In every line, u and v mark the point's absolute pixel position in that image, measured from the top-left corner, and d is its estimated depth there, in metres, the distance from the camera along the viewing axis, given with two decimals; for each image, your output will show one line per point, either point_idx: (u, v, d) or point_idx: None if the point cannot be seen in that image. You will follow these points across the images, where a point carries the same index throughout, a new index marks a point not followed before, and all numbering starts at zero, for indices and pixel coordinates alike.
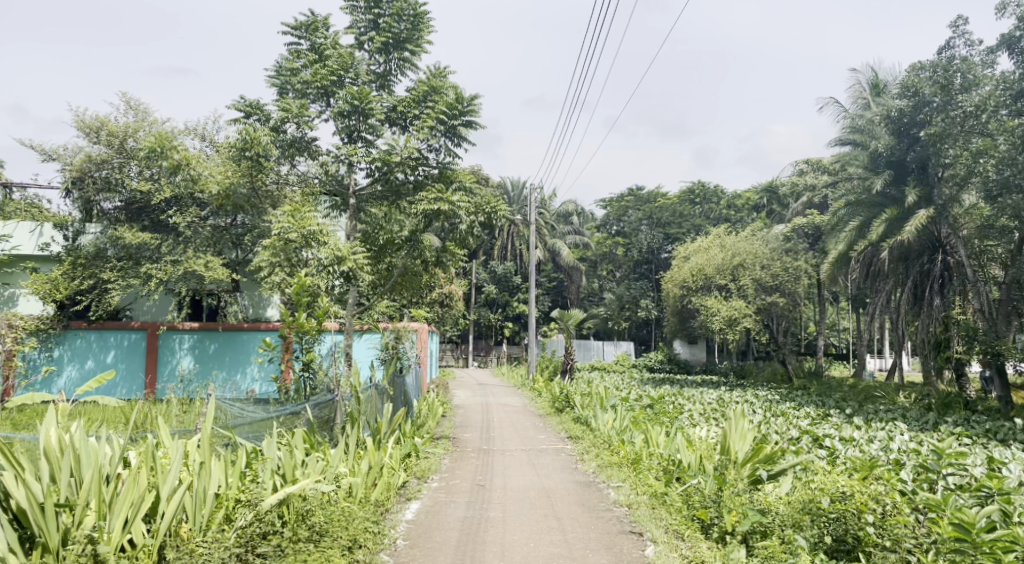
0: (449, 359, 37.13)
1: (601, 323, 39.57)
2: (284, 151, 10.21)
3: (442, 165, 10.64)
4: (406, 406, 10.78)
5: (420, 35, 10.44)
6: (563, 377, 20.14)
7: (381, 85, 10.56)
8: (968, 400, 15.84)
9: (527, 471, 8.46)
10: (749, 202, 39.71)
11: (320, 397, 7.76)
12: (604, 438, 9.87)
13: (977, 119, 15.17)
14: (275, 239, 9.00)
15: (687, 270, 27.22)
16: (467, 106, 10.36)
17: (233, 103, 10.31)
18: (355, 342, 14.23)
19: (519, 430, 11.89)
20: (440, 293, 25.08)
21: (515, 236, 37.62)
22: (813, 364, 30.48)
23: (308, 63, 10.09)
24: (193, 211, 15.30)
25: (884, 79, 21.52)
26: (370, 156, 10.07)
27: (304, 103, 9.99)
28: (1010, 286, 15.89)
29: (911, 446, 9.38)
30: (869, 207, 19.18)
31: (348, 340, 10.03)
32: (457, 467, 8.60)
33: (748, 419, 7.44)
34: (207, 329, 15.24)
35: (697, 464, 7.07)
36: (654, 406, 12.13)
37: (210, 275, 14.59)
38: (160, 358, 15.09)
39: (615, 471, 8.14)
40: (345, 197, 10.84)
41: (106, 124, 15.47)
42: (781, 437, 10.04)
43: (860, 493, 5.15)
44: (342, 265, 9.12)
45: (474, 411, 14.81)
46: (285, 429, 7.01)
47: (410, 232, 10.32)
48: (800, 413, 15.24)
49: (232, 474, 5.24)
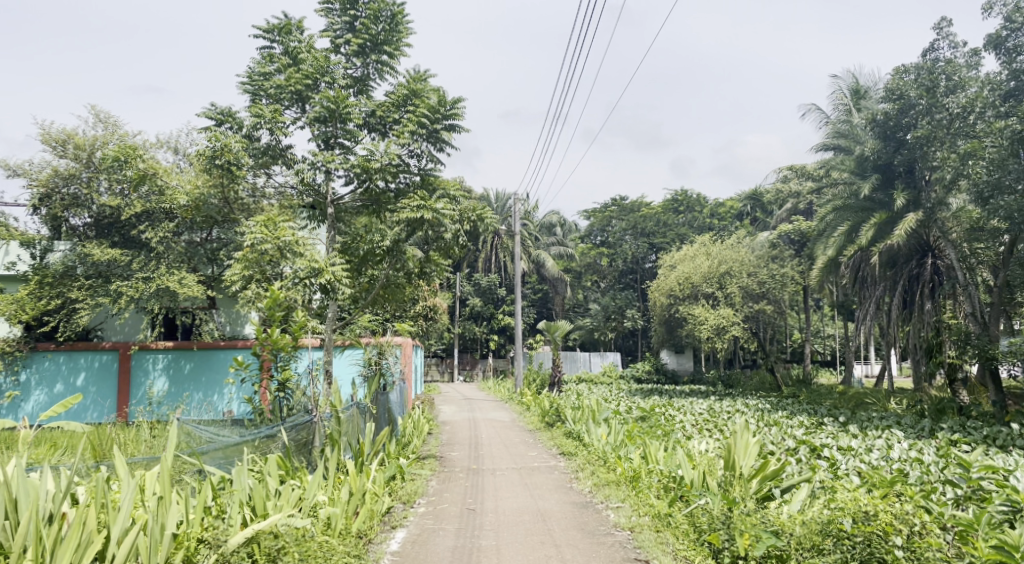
0: (434, 374, 36.55)
1: (587, 333, 39.26)
2: (257, 159, 9.72)
3: (424, 172, 10.24)
4: (391, 424, 10.27)
5: (399, 37, 10.06)
6: (551, 390, 19.78)
7: (360, 90, 10.15)
8: (963, 406, 15.62)
9: (520, 492, 7.98)
10: (733, 211, 39.76)
11: (296, 418, 7.21)
12: (599, 454, 9.45)
13: (965, 121, 15.61)
14: (247, 252, 8.46)
15: (673, 278, 26.75)
16: (449, 110, 10.03)
17: (203, 111, 9.82)
18: (336, 359, 13.67)
19: (509, 447, 11.40)
20: (425, 306, 24.54)
21: (500, 247, 37.25)
22: (800, 371, 30.43)
23: (282, 67, 9.67)
24: (165, 226, 14.71)
25: (865, 85, 21.56)
26: (348, 163, 9.55)
27: (277, 108, 9.49)
28: (1001, 289, 15.79)
29: (912, 455, 9.09)
30: (856, 212, 18.84)
31: (327, 357, 9.50)
32: (446, 490, 8.09)
33: (752, 430, 7.03)
34: (182, 348, 14.60)
35: (700, 481, 6.64)
36: (647, 418, 11.77)
37: (185, 292, 14.04)
38: (133, 379, 14.45)
39: (613, 490, 7.71)
40: (323, 207, 10.25)
41: (74, 137, 15.02)
42: (778, 448, 9.74)
43: (885, 513, 4.79)
44: (319, 277, 8.58)
45: (461, 427, 14.34)
46: (259, 454, 6.49)
47: (391, 242, 9.84)
48: (793, 421, 14.92)
49: (196, 506, 4.74)
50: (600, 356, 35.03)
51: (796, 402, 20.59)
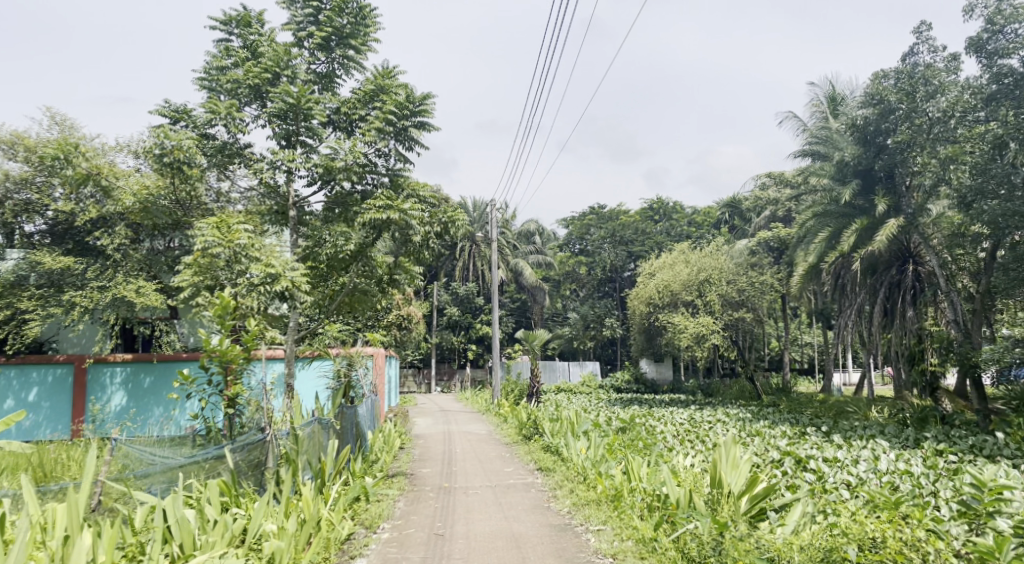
0: (410, 385, 35.85)
1: (566, 342, 38.85)
2: (215, 160, 9.13)
3: (392, 172, 9.74)
4: (357, 441, 9.66)
5: (366, 31, 9.57)
6: (529, 401, 19.28)
7: (324, 87, 9.65)
8: (945, 414, 15.42)
9: (493, 514, 7.42)
10: (710, 219, 39.73)
11: (247, 436, 6.57)
12: (578, 470, 8.94)
13: (946, 126, 15.18)
14: (198, 257, 7.89)
15: (653, 286, 26.49)
16: (418, 107, 9.56)
17: (156, 107, 9.21)
18: (300, 372, 12.92)
19: (483, 463, 10.83)
20: (400, 316, 23.91)
21: (477, 256, 36.76)
22: (779, 380, 30.30)
23: (240, 61, 9.16)
24: (122, 232, 13.99)
25: (842, 92, 21.56)
26: (310, 163, 9.00)
27: (234, 103, 8.92)
28: (983, 296, 15.69)
29: (899, 467, 8.80)
30: (836, 218, 18.66)
31: (288, 369, 8.92)
32: (413, 513, 7.51)
33: (740, 445, 6.61)
34: (141, 361, 13.78)
35: (686, 501, 6.17)
36: (628, 429, 11.33)
37: (142, 301, 13.30)
38: (89, 394, 13.61)
39: (593, 510, 7.20)
40: (285, 209, 9.70)
41: (24, 139, 14.20)
42: (761, 460, 9.41)
43: (894, 539, 4.55)
44: (277, 283, 8.03)
45: (434, 441, 13.78)
46: (202, 478, 5.90)
47: (357, 247, 9.29)
48: (775, 431, 14.59)
49: (106, 548, 4.16)
50: (578, 365, 34.68)
51: (777, 411, 20.29)
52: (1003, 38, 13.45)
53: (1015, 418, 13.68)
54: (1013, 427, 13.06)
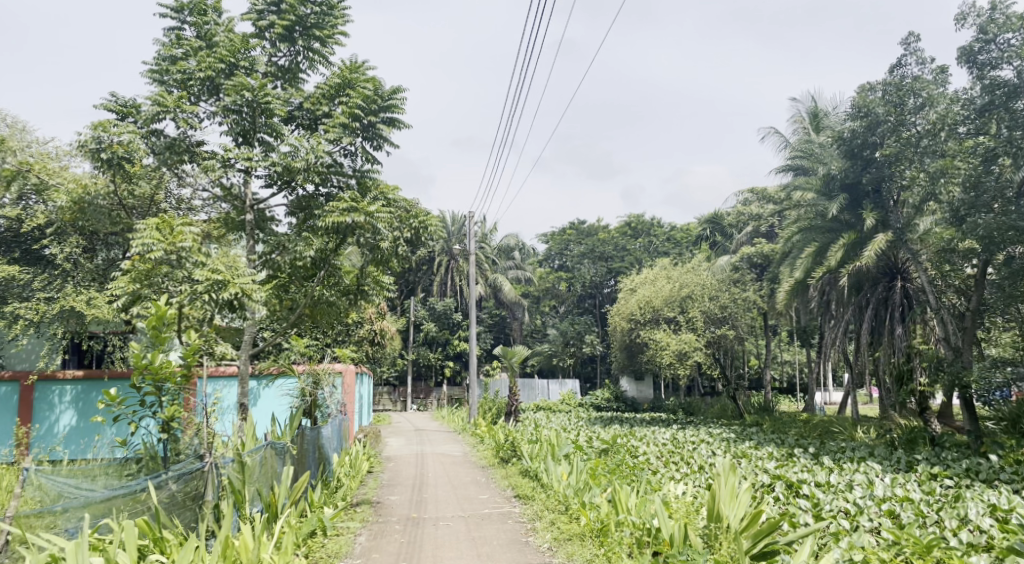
0: (386, 403, 34.77)
1: (545, 360, 38.11)
2: (164, 156, 8.39)
3: (359, 173, 9.06)
4: (319, 466, 8.85)
5: (333, 23, 8.95)
6: (507, 420, 18.49)
7: (287, 81, 9.03)
8: (935, 436, 14.89)
9: (465, 551, 6.66)
10: (690, 236, 39.37)
11: (185, 465, 5.81)
12: (559, 499, 8.21)
13: (934, 139, 14.91)
14: (136, 262, 7.10)
15: (635, 302, 26.05)
16: (388, 102, 8.94)
17: (100, 101, 8.46)
18: (262, 391, 12.05)
19: (457, 489, 10.02)
20: (374, 331, 23.03)
21: (454, 271, 36.08)
22: (761, 398, 29.81)
23: (192, 51, 8.46)
24: (73, 240, 13.03)
25: (825, 107, 21.35)
26: (268, 161, 8.31)
27: (183, 95, 8.19)
28: (974, 313, 15.31)
29: (898, 493, 8.25)
30: (823, 233, 18.36)
31: (240, 387, 8.13)
32: (375, 550, 6.71)
33: (740, 472, 5.94)
34: (93, 377, 12.82)
35: (683, 538, 5.48)
36: (611, 452, 10.65)
37: (93, 313, 12.24)
38: (35, 413, 12.54)
39: (576, 548, 6.49)
40: (243, 212, 8.97)
41: None
42: (752, 485, 8.80)
43: None
44: (225, 289, 7.29)
45: (405, 464, 12.97)
46: (126, 516, 5.12)
47: (319, 254, 8.52)
48: (762, 453, 13.97)
49: None
50: (558, 384, 33.93)
51: (761, 431, 19.74)
52: (994, 48, 13.21)
53: (1008, 440, 13.19)
54: (1007, 449, 12.56)
